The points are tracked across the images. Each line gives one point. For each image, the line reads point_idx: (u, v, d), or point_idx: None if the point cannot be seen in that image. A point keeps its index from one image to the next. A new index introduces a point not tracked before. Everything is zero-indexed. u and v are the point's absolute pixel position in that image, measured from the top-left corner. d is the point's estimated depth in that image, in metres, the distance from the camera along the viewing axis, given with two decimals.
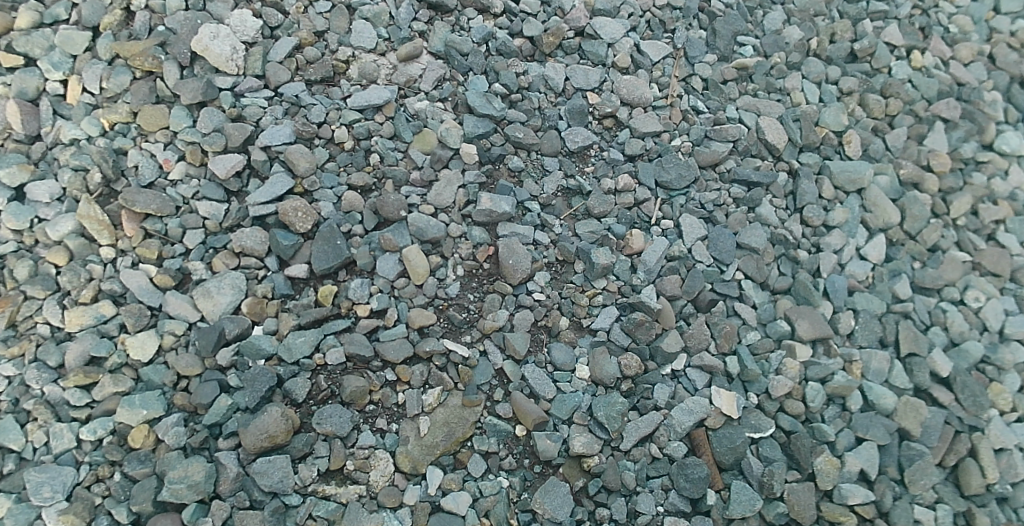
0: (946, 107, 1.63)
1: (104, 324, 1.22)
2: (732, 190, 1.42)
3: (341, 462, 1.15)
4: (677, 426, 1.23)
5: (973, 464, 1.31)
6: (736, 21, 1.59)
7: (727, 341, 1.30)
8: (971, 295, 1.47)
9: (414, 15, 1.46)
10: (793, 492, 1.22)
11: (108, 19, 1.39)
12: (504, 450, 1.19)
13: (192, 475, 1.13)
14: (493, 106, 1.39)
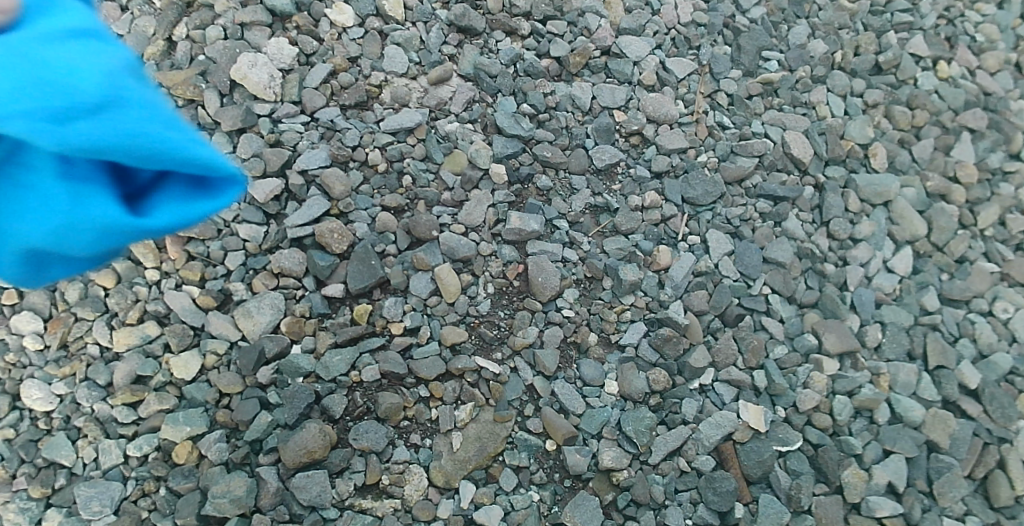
0: (972, 117, 1.63)
1: (149, 344, 1.27)
2: (758, 205, 1.44)
3: (377, 477, 1.19)
4: (705, 440, 1.24)
5: (1002, 476, 1.30)
6: (761, 37, 1.60)
7: (754, 356, 1.31)
8: (1000, 305, 1.46)
9: (444, 39, 1.50)
10: (821, 506, 1.23)
11: (151, 50, 1.45)
12: (535, 465, 1.22)
13: (234, 490, 1.17)
14: (522, 127, 1.43)
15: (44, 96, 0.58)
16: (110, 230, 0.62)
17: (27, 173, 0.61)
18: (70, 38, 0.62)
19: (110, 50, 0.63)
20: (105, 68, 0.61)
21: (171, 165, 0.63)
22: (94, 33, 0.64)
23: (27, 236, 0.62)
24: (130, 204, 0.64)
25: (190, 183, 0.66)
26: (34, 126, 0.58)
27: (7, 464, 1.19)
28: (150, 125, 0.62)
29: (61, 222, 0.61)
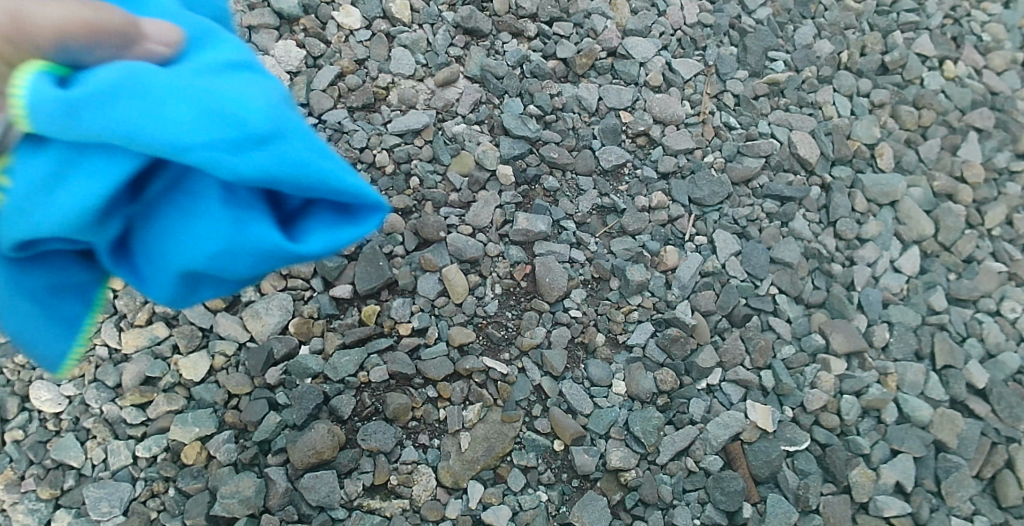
0: (979, 117, 1.63)
1: (158, 345, 1.28)
2: (765, 205, 1.44)
3: (385, 477, 1.19)
4: (713, 439, 1.24)
5: (1011, 476, 1.30)
6: (767, 37, 1.60)
7: (762, 356, 1.31)
8: (1008, 305, 1.46)
9: (451, 40, 1.51)
10: (829, 505, 1.23)
11: None
12: (543, 465, 1.22)
13: (243, 490, 1.17)
14: (529, 128, 1.43)
15: (215, 126, 0.61)
16: (267, 252, 0.67)
17: (194, 201, 0.66)
18: (235, 72, 0.65)
19: (267, 82, 0.66)
20: (267, 100, 0.63)
21: (324, 192, 0.66)
22: (254, 65, 0.67)
23: (190, 259, 0.67)
24: (284, 228, 0.69)
25: (338, 210, 0.69)
26: (210, 158, 0.61)
27: (16, 465, 1.20)
28: (309, 154, 0.64)
29: (225, 246, 0.66)
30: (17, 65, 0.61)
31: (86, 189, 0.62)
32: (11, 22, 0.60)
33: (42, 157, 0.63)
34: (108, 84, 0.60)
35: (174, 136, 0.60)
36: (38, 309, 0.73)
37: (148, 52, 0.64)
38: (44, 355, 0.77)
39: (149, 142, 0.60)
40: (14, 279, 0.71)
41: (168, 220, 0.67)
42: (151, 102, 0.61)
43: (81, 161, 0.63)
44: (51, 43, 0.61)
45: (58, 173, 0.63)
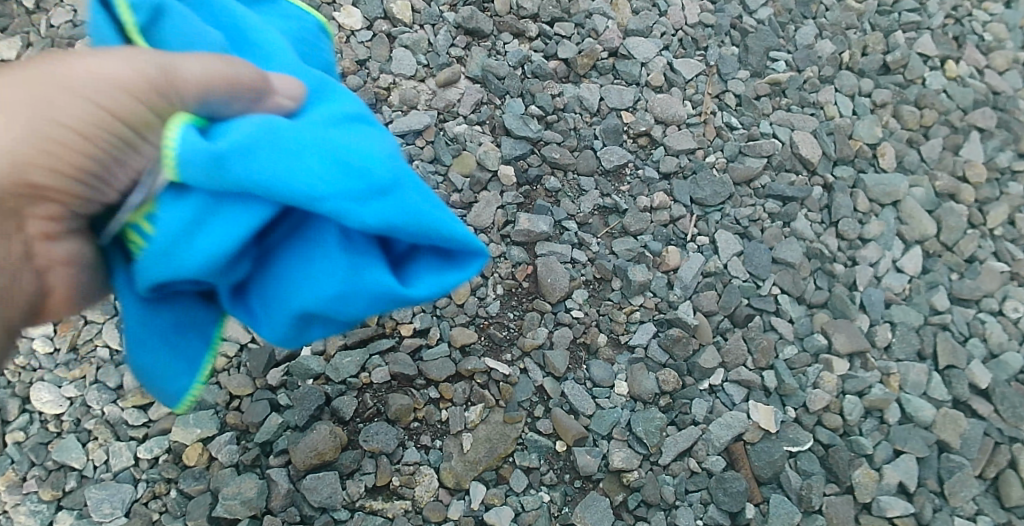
0: (981, 116, 1.63)
1: None
2: (767, 205, 1.44)
3: (387, 478, 1.19)
4: (715, 440, 1.24)
5: (1014, 476, 1.29)
6: (769, 37, 1.60)
7: (764, 356, 1.31)
8: (1010, 305, 1.45)
9: (452, 41, 1.51)
10: (832, 505, 1.23)
11: None
12: (546, 466, 1.22)
13: (245, 492, 1.16)
14: (530, 128, 1.43)
15: (341, 176, 0.65)
16: (384, 297, 0.71)
17: (318, 247, 0.70)
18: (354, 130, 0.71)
19: (382, 139, 0.72)
20: (385, 153, 0.69)
21: (438, 239, 0.70)
22: (369, 124, 0.73)
23: (309, 302, 0.71)
24: (396, 272, 0.73)
25: (445, 255, 0.74)
26: (337, 205, 0.65)
27: (18, 466, 1.19)
28: (426, 203, 0.69)
29: (341, 289, 0.70)
30: (166, 116, 0.67)
31: (221, 234, 0.67)
32: (161, 76, 0.66)
33: (181, 206, 0.66)
34: (245, 135, 0.65)
35: (309, 185, 0.65)
36: (163, 347, 0.78)
37: (276, 105, 0.72)
38: (166, 390, 0.81)
39: (286, 190, 0.65)
40: (142, 318, 0.75)
41: (290, 263, 0.72)
42: (284, 155, 0.65)
43: (216, 210, 0.66)
44: (193, 97, 0.67)
45: (193, 221, 0.66)
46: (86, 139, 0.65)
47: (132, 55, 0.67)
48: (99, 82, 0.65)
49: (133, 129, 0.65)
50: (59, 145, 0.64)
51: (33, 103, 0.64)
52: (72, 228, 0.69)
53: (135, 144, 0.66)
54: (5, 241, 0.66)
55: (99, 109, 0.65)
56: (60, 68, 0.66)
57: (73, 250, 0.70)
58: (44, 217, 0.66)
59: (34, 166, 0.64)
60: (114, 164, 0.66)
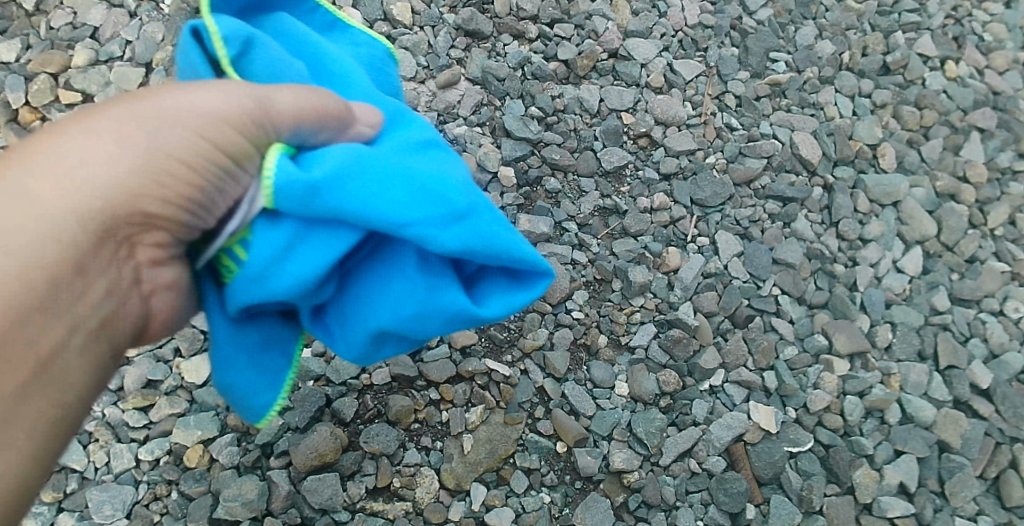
0: (982, 117, 1.62)
1: (159, 348, 1.28)
2: (767, 206, 1.44)
3: (388, 480, 1.19)
4: (716, 441, 1.24)
5: (1015, 476, 1.29)
6: (769, 38, 1.60)
7: (765, 357, 1.31)
8: (1011, 305, 1.45)
9: (452, 43, 1.51)
10: (833, 506, 1.23)
11: (160, 56, 1.46)
12: (546, 467, 1.22)
13: (246, 493, 1.16)
14: (531, 130, 1.43)
15: (424, 202, 0.72)
16: (455, 315, 0.78)
17: (396, 270, 0.77)
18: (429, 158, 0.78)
19: (455, 166, 0.79)
20: (460, 180, 0.76)
21: (508, 260, 0.76)
22: (442, 153, 0.81)
23: (387, 320, 0.78)
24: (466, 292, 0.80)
25: (510, 275, 0.80)
26: (420, 229, 0.72)
27: None
28: (499, 226, 0.75)
29: (418, 307, 0.77)
30: (263, 147, 0.74)
31: (311, 257, 0.73)
32: (258, 106, 0.73)
33: (275, 232, 0.73)
34: (335, 165, 0.72)
35: (392, 212, 0.71)
36: (250, 363, 0.84)
37: (357, 133, 0.80)
38: (249, 408, 0.85)
39: (373, 217, 0.71)
40: (230, 337, 0.81)
41: (371, 284, 0.79)
42: (372, 184, 0.72)
43: (306, 236, 0.73)
44: (287, 127, 0.74)
45: (286, 246, 0.73)
46: (193, 170, 0.70)
47: (230, 89, 0.73)
48: (202, 117, 0.71)
49: (234, 159, 0.72)
50: (169, 175, 0.70)
51: (141, 138, 0.69)
52: (176, 253, 0.76)
53: (234, 173, 0.72)
54: (118, 267, 0.71)
55: (203, 141, 0.71)
56: (160, 102, 0.71)
57: (177, 275, 0.77)
58: (153, 244, 0.73)
59: (147, 197, 0.69)
60: (217, 193, 0.72)
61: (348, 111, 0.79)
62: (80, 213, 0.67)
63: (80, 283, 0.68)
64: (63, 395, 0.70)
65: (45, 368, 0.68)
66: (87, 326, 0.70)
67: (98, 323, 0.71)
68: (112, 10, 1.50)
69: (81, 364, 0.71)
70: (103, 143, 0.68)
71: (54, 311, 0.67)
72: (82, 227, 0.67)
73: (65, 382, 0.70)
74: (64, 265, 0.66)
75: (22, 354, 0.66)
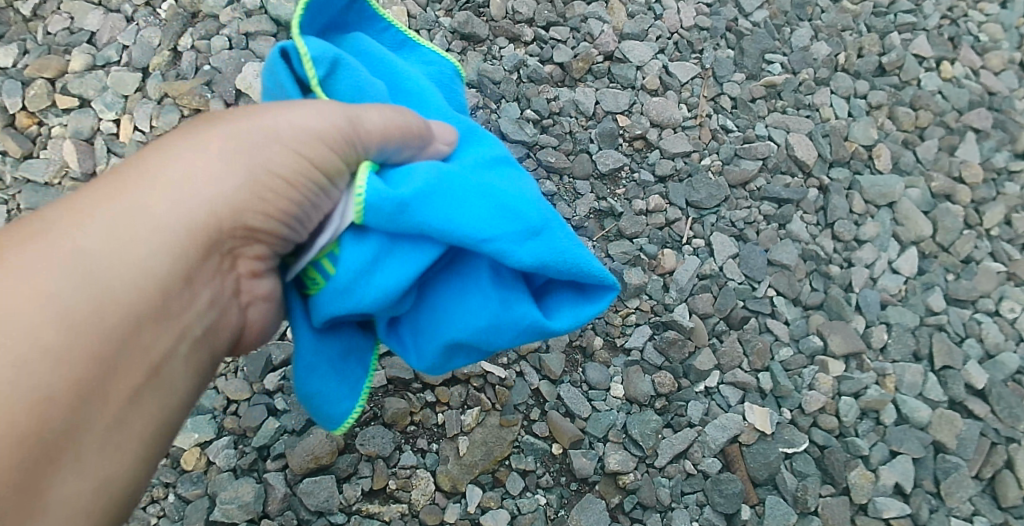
0: (977, 117, 1.63)
1: None
2: (762, 207, 1.44)
3: (383, 482, 1.19)
4: (711, 442, 1.24)
5: (1011, 476, 1.29)
6: (764, 39, 1.60)
7: (760, 358, 1.31)
8: (1006, 305, 1.45)
9: (448, 46, 1.51)
10: (828, 507, 1.23)
11: (157, 60, 1.47)
12: (542, 468, 1.22)
13: (242, 496, 1.17)
14: (526, 133, 1.44)
15: (502, 217, 0.74)
16: (529, 328, 0.80)
17: (471, 282, 0.80)
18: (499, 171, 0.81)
19: (524, 180, 0.82)
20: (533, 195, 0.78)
21: (577, 274, 0.79)
22: (512, 167, 0.84)
23: (462, 332, 0.80)
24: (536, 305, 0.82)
25: (577, 289, 0.83)
26: (499, 243, 0.74)
27: None
28: (570, 242, 0.78)
29: (492, 319, 0.79)
30: (352, 164, 0.76)
31: (396, 271, 0.76)
32: (349, 125, 0.74)
33: (361, 246, 0.75)
34: (421, 181, 0.74)
35: (475, 227, 0.74)
36: (332, 373, 0.85)
37: (436, 150, 0.81)
38: (330, 415, 0.88)
39: (456, 231, 0.73)
40: (314, 348, 0.83)
41: (447, 297, 0.81)
42: (452, 199, 0.74)
43: (390, 251, 0.76)
44: (375, 145, 0.76)
45: (371, 259, 0.75)
46: (293, 188, 0.73)
47: (321, 108, 0.75)
48: (298, 134, 0.73)
49: (327, 177, 0.74)
50: (269, 192, 0.72)
51: (242, 156, 0.72)
52: (273, 265, 0.79)
53: (327, 188, 0.75)
54: (221, 278, 0.74)
55: (300, 159, 0.73)
56: (258, 121, 0.73)
57: (270, 287, 0.80)
58: (252, 256, 0.75)
59: (250, 212, 0.72)
60: (311, 208, 0.75)
61: (429, 130, 0.79)
62: (189, 227, 0.69)
63: (188, 293, 0.70)
64: (169, 400, 0.71)
65: (154, 374, 0.69)
66: (192, 334, 0.72)
67: (200, 331, 0.73)
68: (109, 14, 1.50)
69: (185, 371, 0.73)
70: (208, 161, 0.70)
71: (164, 319, 0.68)
72: (190, 241, 0.69)
73: (171, 387, 0.71)
74: (174, 277, 0.68)
75: (137, 360, 0.67)
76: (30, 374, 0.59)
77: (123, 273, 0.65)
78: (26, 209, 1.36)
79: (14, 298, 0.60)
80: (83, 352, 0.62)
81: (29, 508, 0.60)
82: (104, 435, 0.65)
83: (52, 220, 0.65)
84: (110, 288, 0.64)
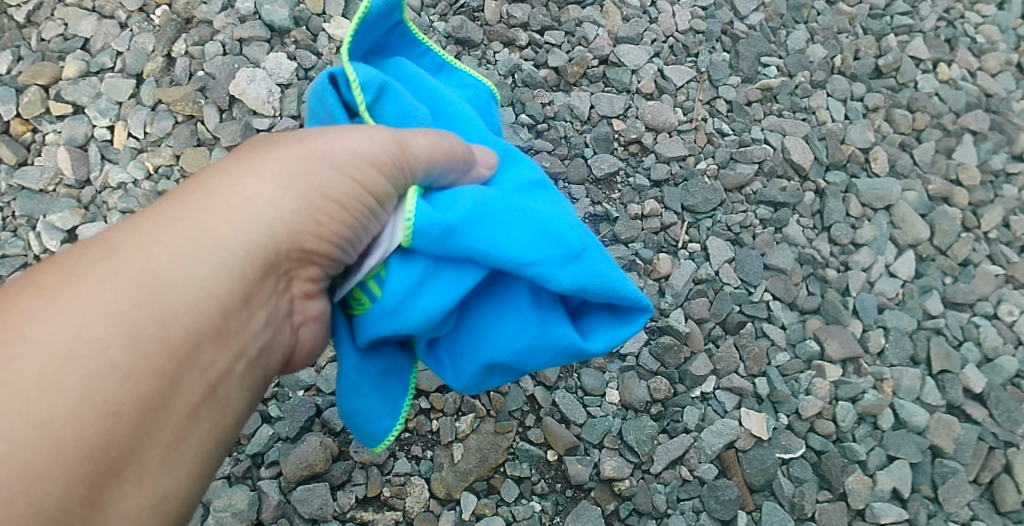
0: (974, 119, 1.62)
1: None
2: (758, 211, 1.44)
3: (378, 489, 1.18)
4: (707, 448, 1.23)
5: (1009, 481, 1.28)
6: (760, 43, 1.60)
7: (756, 363, 1.30)
8: (1005, 308, 1.44)
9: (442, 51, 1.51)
10: (824, 512, 1.22)
11: (151, 67, 1.47)
12: (537, 475, 1.21)
13: (236, 503, 1.16)
14: (520, 138, 1.43)
15: (542, 240, 0.75)
16: (566, 350, 0.80)
17: (510, 304, 0.80)
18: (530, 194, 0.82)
19: (558, 203, 0.83)
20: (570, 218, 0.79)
21: (614, 297, 0.79)
22: (545, 189, 0.84)
23: (501, 353, 0.80)
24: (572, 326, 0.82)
25: (612, 310, 0.83)
26: (540, 267, 0.74)
27: None
28: (608, 265, 0.78)
29: (531, 341, 0.79)
30: (402, 188, 0.75)
31: (441, 293, 0.76)
32: (399, 150, 0.74)
33: (408, 269, 0.76)
34: (467, 205, 0.74)
35: (518, 251, 0.74)
36: (374, 391, 0.85)
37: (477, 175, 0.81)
38: (370, 433, 0.88)
39: (500, 256, 0.73)
40: (357, 368, 0.83)
41: (486, 320, 0.81)
42: (495, 222, 0.74)
43: (435, 274, 0.76)
44: (422, 169, 0.75)
45: (417, 282, 0.76)
46: (346, 211, 0.72)
47: (372, 131, 0.74)
48: (349, 157, 0.72)
49: (378, 201, 0.74)
50: (324, 215, 0.71)
51: (298, 178, 0.70)
52: (324, 287, 0.78)
53: (377, 211, 0.74)
54: (276, 299, 0.72)
55: (354, 183, 0.72)
56: (311, 144, 0.72)
57: (321, 308, 0.79)
58: (307, 278, 0.74)
59: (306, 234, 0.71)
60: (362, 230, 0.74)
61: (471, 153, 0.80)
62: (247, 246, 0.67)
63: (245, 314, 0.68)
64: (225, 420, 0.69)
65: (212, 393, 0.66)
66: (249, 354, 0.70)
67: (256, 351, 0.71)
68: (103, 21, 1.50)
69: (242, 391, 0.71)
70: (265, 183, 0.69)
71: (223, 338, 0.66)
72: (248, 261, 0.67)
73: (227, 408, 0.69)
74: (233, 295, 0.66)
75: (196, 379, 0.64)
76: (95, 387, 0.57)
77: (185, 291, 0.63)
78: (21, 216, 1.36)
79: (78, 312, 0.58)
80: (147, 366, 0.60)
81: (88, 522, 0.58)
82: (166, 454, 0.63)
83: (114, 239, 0.63)
84: (174, 304, 0.62)
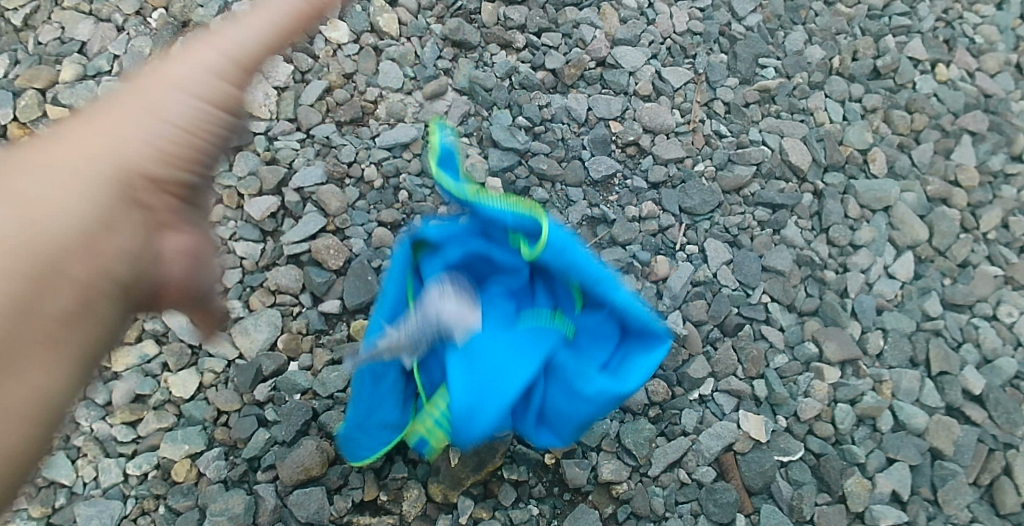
0: (973, 119, 1.61)
1: (148, 363, 1.26)
2: (757, 213, 1.43)
3: (374, 493, 1.18)
4: (705, 451, 1.23)
5: (1009, 483, 1.27)
6: (757, 44, 1.59)
7: (755, 366, 1.30)
8: (1004, 310, 1.43)
9: (439, 53, 1.51)
10: (823, 515, 1.21)
11: None
12: (535, 479, 1.20)
13: (232, 507, 1.16)
14: (518, 140, 1.43)
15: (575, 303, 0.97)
16: (613, 398, 0.94)
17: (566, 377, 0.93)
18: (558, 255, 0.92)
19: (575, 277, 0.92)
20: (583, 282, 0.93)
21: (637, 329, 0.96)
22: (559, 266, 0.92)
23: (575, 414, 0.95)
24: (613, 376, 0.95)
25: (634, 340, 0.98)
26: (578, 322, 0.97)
27: None
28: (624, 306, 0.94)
29: (592, 401, 0.93)
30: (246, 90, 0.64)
31: (500, 398, 0.85)
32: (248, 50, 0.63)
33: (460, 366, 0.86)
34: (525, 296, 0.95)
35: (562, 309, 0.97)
36: (378, 429, 1.09)
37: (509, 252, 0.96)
38: (357, 453, 1.13)
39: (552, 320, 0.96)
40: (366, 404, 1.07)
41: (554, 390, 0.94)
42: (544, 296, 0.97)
43: (489, 381, 0.85)
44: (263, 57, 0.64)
45: (474, 393, 0.84)
46: (195, 131, 0.61)
47: (202, 42, 0.63)
48: (190, 72, 0.61)
49: (230, 113, 0.63)
50: (174, 140, 0.60)
51: (140, 101, 0.60)
52: (183, 220, 0.64)
53: (231, 125, 0.63)
54: (137, 231, 0.59)
55: (199, 99, 0.61)
56: (147, 71, 0.62)
57: (186, 244, 0.64)
58: (171, 216, 0.62)
59: (157, 158, 0.59)
60: (214, 147, 0.64)
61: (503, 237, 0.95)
62: (110, 168, 0.57)
63: (105, 240, 0.56)
64: (97, 352, 0.57)
65: (75, 317, 0.54)
66: (121, 283, 0.58)
67: (126, 283, 0.58)
68: (100, 24, 1.50)
69: (103, 328, 0.57)
70: (105, 113, 0.59)
71: (92, 256, 0.54)
72: (106, 183, 0.56)
73: (99, 341, 0.57)
74: (90, 216, 0.55)
75: (63, 295, 0.52)
76: None
77: (46, 206, 0.52)
78: None
79: None
80: (5, 271, 0.49)
81: None
82: (26, 381, 0.50)
83: None
84: (38, 220, 0.52)
